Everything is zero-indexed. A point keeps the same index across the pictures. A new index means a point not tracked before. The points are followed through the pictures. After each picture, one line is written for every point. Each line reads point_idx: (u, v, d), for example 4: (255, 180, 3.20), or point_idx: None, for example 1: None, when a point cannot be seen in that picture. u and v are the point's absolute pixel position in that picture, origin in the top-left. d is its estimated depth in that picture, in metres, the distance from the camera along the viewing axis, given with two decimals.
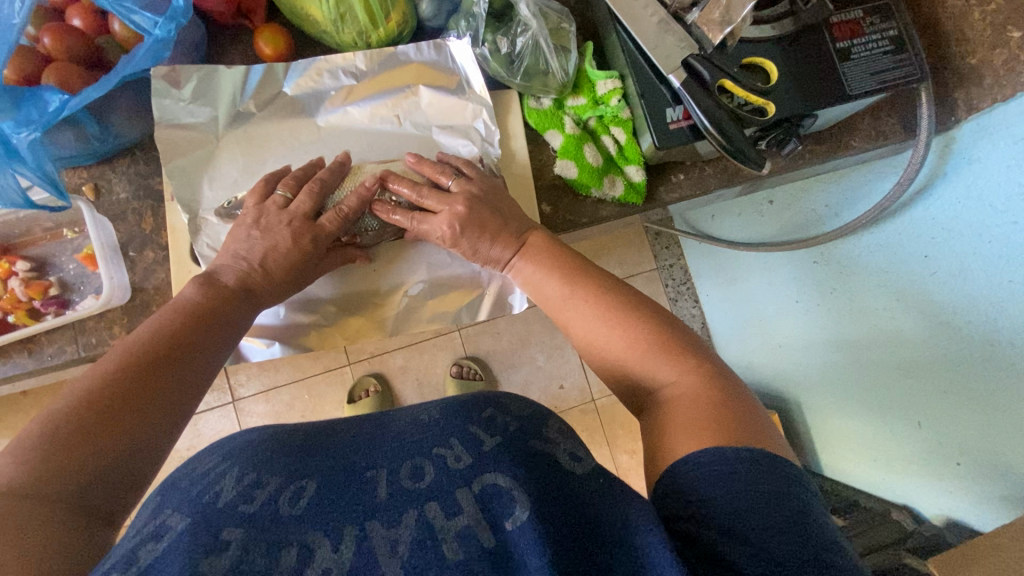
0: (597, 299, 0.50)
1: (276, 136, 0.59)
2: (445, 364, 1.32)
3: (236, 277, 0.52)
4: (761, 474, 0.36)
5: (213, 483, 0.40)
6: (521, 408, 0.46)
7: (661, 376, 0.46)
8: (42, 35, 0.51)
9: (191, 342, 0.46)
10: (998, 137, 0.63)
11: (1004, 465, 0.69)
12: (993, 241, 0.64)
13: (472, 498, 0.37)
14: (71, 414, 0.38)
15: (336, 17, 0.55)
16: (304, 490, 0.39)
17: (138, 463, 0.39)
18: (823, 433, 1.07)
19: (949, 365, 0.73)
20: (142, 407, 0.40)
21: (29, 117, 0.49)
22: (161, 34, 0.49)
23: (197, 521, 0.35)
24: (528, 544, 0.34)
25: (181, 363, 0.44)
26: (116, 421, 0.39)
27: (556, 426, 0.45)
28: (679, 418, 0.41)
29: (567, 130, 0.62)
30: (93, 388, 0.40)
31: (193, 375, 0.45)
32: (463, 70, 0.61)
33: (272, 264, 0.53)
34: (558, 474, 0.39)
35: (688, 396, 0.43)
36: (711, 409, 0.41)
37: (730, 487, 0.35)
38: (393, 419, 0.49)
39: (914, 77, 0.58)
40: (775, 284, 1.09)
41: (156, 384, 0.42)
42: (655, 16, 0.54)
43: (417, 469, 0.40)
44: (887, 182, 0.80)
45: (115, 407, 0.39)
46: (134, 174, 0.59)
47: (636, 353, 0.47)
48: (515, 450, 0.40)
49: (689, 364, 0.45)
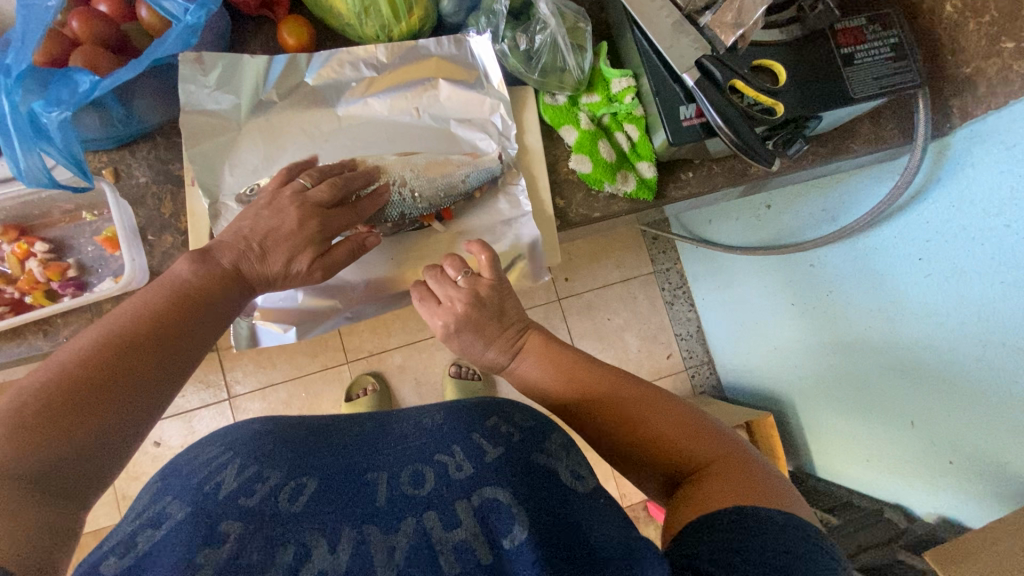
0: (607, 385, 0.51)
1: (298, 125, 0.60)
2: (444, 364, 1.33)
3: (232, 257, 0.50)
4: (789, 535, 0.36)
5: (214, 473, 0.41)
6: (524, 420, 0.48)
7: (687, 459, 0.45)
8: (70, 19, 0.52)
9: (182, 329, 0.44)
10: (990, 144, 0.66)
11: (998, 463, 0.71)
12: (985, 244, 0.67)
13: (471, 511, 0.38)
14: (45, 393, 0.37)
15: (360, 10, 0.56)
16: (303, 488, 0.40)
17: (110, 448, 0.38)
18: (816, 435, 1.09)
19: (942, 364, 0.75)
20: (123, 394, 0.39)
21: (59, 97, 0.49)
22: (193, 20, 0.50)
23: (196, 512, 0.36)
24: (524, 562, 0.34)
25: (165, 346, 0.43)
26: (90, 405, 0.38)
27: (556, 442, 0.46)
28: (715, 484, 0.41)
29: (582, 126, 0.63)
30: (74, 366, 0.39)
31: (180, 365, 0.43)
32: (482, 65, 0.62)
33: (271, 240, 0.51)
34: (556, 489, 0.41)
35: (720, 468, 0.43)
36: (748, 476, 0.41)
37: (751, 538, 0.35)
38: (396, 421, 0.51)
39: (913, 84, 0.60)
40: (771, 288, 1.11)
41: (139, 368, 0.40)
42: (669, 18, 0.56)
43: (418, 475, 0.42)
44: (884, 187, 0.82)
45: (96, 389, 0.38)
46: (155, 160, 0.59)
47: (659, 444, 0.46)
48: (515, 464, 0.42)
49: (715, 447, 0.45)
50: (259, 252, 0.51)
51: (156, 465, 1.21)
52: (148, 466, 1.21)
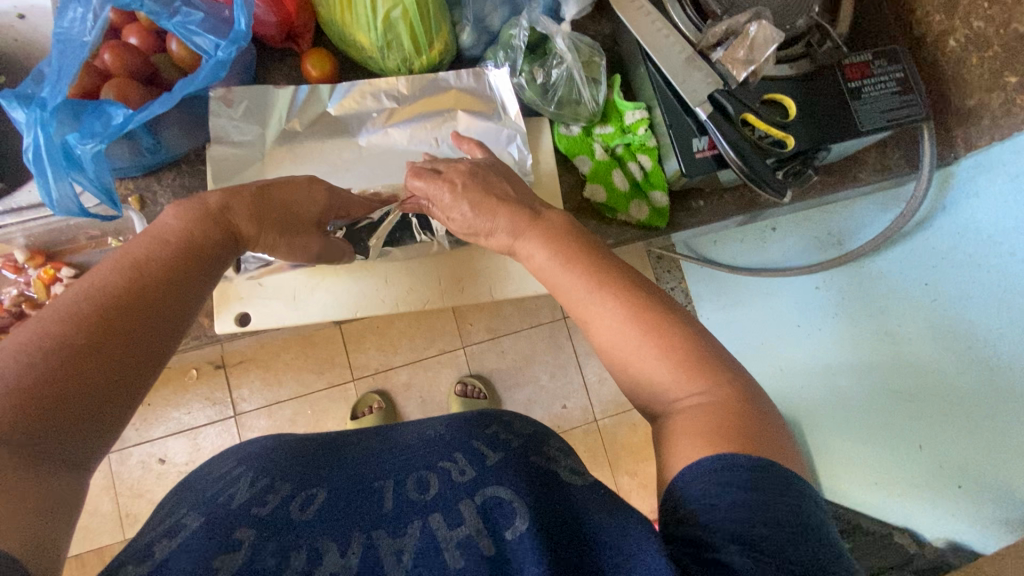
0: (623, 295, 0.46)
1: (319, 152, 0.62)
2: (449, 382, 1.33)
3: (219, 196, 0.47)
4: (771, 482, 0.35)
5: (227, 487, 0.41)
6: (523, 428, 0.49)
7: (685, 387, 0.42)
8: (102, 51, 0.54)
9: (176, 278, 0.41)
10: (995, 174, 0.67)
11: (1007, 489, 0.70)
12: (991, 270, 0.68)
13: (474, 509, 0.38)
14: (28, 355, 0.33)
15: (383, 44, 0.59)
16: (314, 497, 0.40)
17: (105, 414, 0.35)
18: (821, 455, 1.08)
19: (948, 384, 0.76)
20: (115, 357, 0.36)
21: (92, 129, 0.50)
22: (223, 56, 0.51)
23: (211, 521, 0.37)
24: (527, 552, 0.34)
25: (162, 298, 0.40)
26: (80, 367, 0.34)
27: (555, 446, 0.48)
28: (685, 424, 0.40)
29: (597, 156, 0.65)
30: (59, 327, 0.35)
31: (173, 329, 0.40)
32: (500, 96, 0.64)
33: (277, 196, 0.51)
34: (558, 490, 0.41)
35: (708, 407, 0.40)
36: (738, 416, 0.39)
37: (737, 494, 0.34)
38: (400, 433, 0.52)
39: (918, 117, 0.62)
40: (777, 310, 1.12)
41: (137, 322, 0.38)
42: (682, 54, 0.58)
43: (422, 481, 0.42)
44: (889, 214, 0.84)
45: (88, 348, 0.35)
46: (179, 187, 0.60)
47: (660, 359, 0.43)
48: (516, 465, 0.42)
49: (719, 378, 0.42)
50: (256, 197, 0.49)
51: (160, 483, 1.20)
52: (151, 484, 1.20)
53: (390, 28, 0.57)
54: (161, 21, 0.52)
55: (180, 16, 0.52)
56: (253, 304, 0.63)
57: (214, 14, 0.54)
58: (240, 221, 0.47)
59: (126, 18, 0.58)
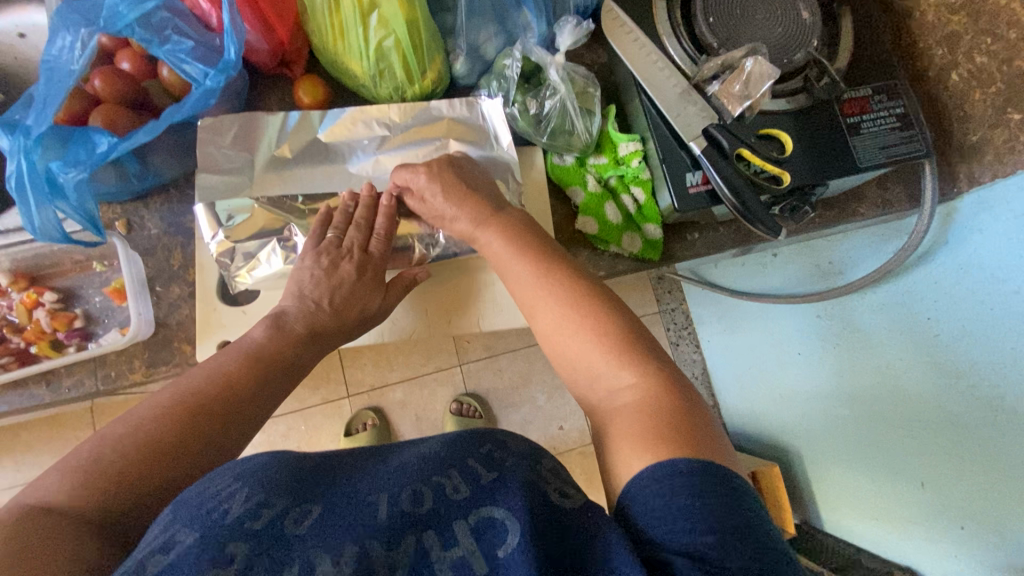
0: (590, 302, 0.47)
1: (308, 176, 0.61)
2: (445, 400, 1.31)
3: (301, 317, 0.53)
4: (714, 485, 0.34)
5: (224, 500, 0.38)
6: (518, 446, 0.43)
7: (623, 386, 0.43)
8: (93, 77, 0.55)
9: (259, 387, 0.49)
10: (1000, 211, 0.65)
11: (1011, 533, 0.67)
12: (996, 308, 0.66)
13: (469, 531, 0.35)
14: (125, 448, 0.41)
15: (375, 72, 0.59)
16: (310, 512, 0.37)
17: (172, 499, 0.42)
18: (822, 486, 1.05)
19: (950, 420, 0.74)
20: (196, 437, 0.44)
21: (77, 158, 0.52)
22: (212, 84, 0.53)
23: (205, 535, 0.34)
24: (519, 568, 0.32)
25: (240, 404, 0.47)
26: (172, 462, 0.42)
27: (547, 467, 0.42)
28: (626, 428, 0.40)
29: (590, 187, 0.64)
30: (155, 426, 0.43)
31: (241, 423, 0.47)
32: (492, 127, 0.63)
33: (339, 296, 0.55)
34: (549, 505, 0.37)
35: (651, 414, 0.40)
36: (687, 424, 0.39)
37: (683, 500, 0.33)
38: (390, 446, 0.49)
39: (920, 153, 0.60)
40: (777, 337, 1.09)
41: (220, 416, 0.46)
42: (677, 87, 0.58)
43: (417, 495, 0.38)
44: (892, 246, 0.81)
45: (173, 444, 0.43)
46: (167, 212, 0.64)
47: (601, 356, 0.44)
48: (516, 481, 0.38)
49: (660, 381, 0.42)
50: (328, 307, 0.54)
51: None
52: None
53: (382, 57, 0.58)
54: (153, 48, 0.53)
55: (171, 44, 0.53)
56: (234, 331, 0.61)
57: (205, 43, 0.55)
58: (306, 329, 0.53)
59: (118, 42, 0.59)
